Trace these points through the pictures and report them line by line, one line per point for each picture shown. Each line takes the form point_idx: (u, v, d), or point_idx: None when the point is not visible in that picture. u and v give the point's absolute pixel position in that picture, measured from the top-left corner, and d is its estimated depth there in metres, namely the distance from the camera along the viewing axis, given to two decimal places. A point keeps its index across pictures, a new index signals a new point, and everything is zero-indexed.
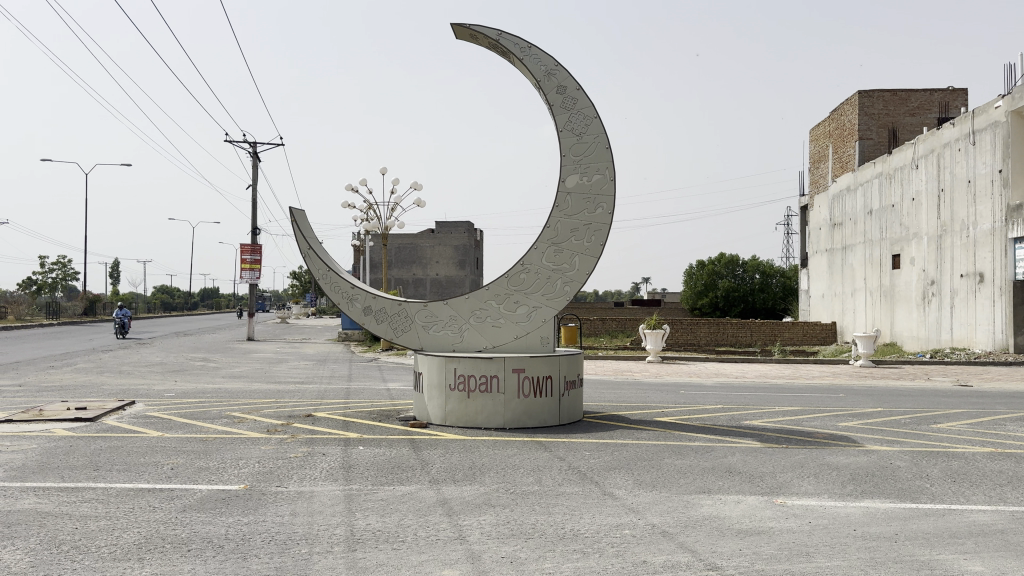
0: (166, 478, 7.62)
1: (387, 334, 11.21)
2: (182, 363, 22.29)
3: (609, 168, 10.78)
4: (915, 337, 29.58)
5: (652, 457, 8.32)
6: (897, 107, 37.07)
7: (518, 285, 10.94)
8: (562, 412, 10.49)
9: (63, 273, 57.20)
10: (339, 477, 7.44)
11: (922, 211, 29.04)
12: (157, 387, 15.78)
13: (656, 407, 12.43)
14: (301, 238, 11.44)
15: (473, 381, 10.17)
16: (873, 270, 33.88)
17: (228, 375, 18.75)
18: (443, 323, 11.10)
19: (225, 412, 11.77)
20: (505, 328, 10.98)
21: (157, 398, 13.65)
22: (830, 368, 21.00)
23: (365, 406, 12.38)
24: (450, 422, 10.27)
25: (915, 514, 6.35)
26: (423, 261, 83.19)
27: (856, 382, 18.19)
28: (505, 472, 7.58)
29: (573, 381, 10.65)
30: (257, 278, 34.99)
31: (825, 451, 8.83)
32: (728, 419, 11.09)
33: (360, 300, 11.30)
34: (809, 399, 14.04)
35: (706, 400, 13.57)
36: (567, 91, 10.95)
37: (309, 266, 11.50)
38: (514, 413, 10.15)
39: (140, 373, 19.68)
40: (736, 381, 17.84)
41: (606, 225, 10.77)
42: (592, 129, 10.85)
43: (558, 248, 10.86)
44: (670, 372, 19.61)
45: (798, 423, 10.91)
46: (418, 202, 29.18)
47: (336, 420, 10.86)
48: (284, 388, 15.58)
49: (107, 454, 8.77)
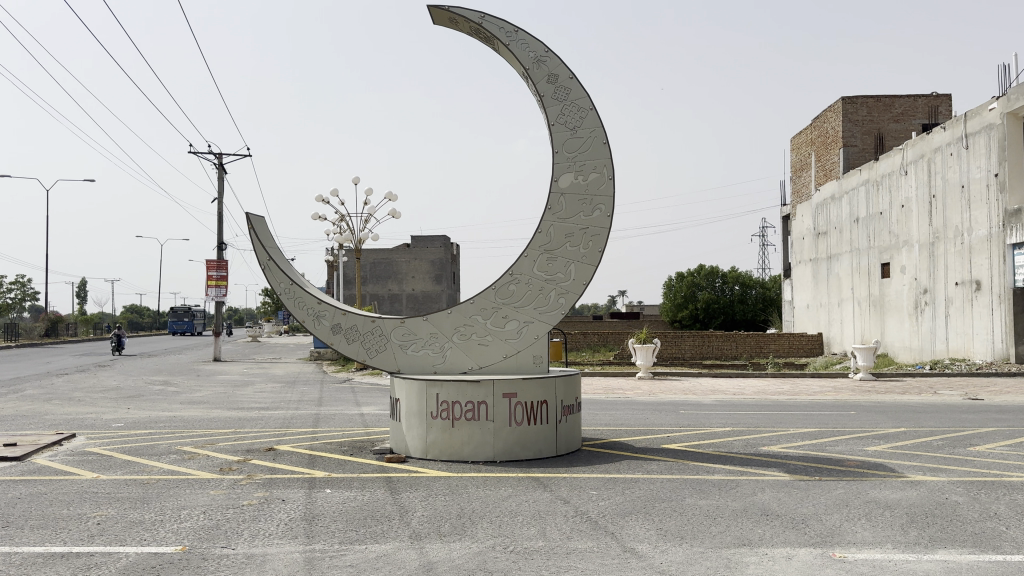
0: (89, 537, 6.24)
1: (358, 355, 9.90)
2: (139, 388, 20.70)
3: (607, 165, 9.62)
4: (908, 348, 28.74)
5: (672, 496, 7.10)
6: (881, 114, 36.47)
7: (507, 297, 9.71)
8: (559, 441, 9.24)
9: (21, 293, 54.70)
10: (299, 533, 6.13)
11: (913, 218, 28.32)
12: (105, 416, 14.29)
13: (659, 431, 11.19)
14: (260, 247, 10.11)
15: (458, 408, 8.89)
16: (861, 280, 33.06)
17: (187, 401, 17.24)
18: (423, 342, 9.83)
19: (175, 447, 10.36)
20: (492, 346, 9.74)
21: (100, 430, 12.17)
22: (829, 383, 19.92)
23: (335, 436, 11.03)
24: (433, 455, 8.98)
25: (1010, 570, 5.17)
26: (399, 276, 81.66)
27: (860, 397, 17.12)
28: (501, 521, 6.29)
29: (570, 407, 9.40)
30: (224, 294, 33.30)
31: (864, 484, 7.68)
32: (744, 446, 9.88)
33: (329, 317, 10.00)
34: (822, 419, 12.87)
35: (711, 422, 12.32)
36: (559, 80, 9.76)
37: (269, 279, 10.16)
38: (505, 444, 8.88)
39: (90, 399, 18.08)
40: (735, 398, 16.65)
41: (605, 229, 9.60)
42: (587, 122, 9.67)
43: (551, 255, 9.66)
44: (664, 389, 18.38)
45: (823, 449, 9.73)
46: (391, 213, 27.72)
47: (301, 455, 9.51)
48: (245, 415, 14.14)
49: (26, 504, 7.34)
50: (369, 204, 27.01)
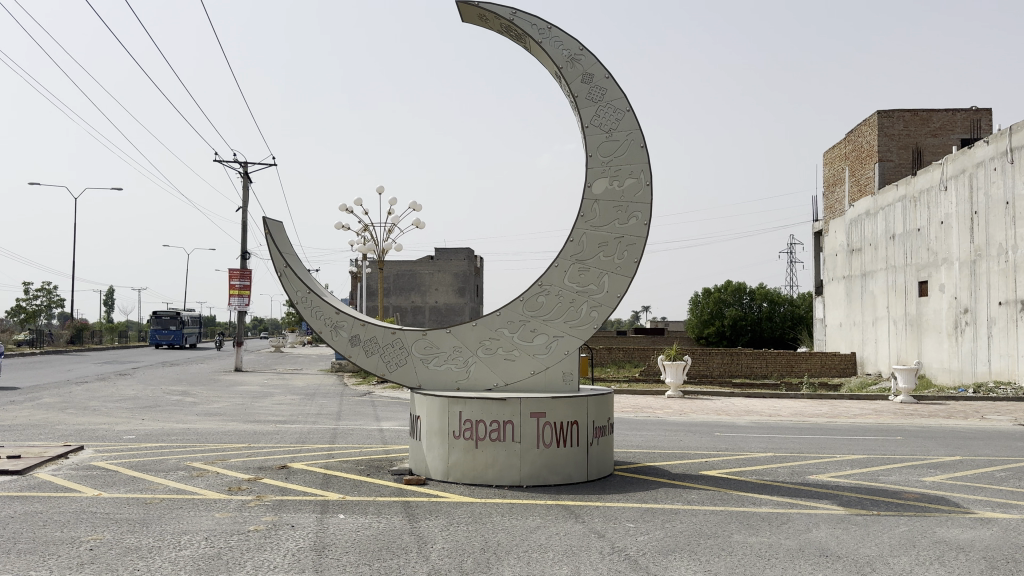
0: (78, 564, 5.70)
1: (377, 369, 9.34)
2: (157, 398, 20.30)
3: (644, 171, 9.01)
4: (946, 370, 27.71)
5: (717, 532, 6.46)
6: (918, 128, 35.50)
7: (535, 310, 9.12)
8: (590, 466, 8.58)
9: (48, 300, 54.92)
10: (306, 566, 5.54)
11: (952, 235, 27.37)
12: (118, 427, 13.85)
13: (696, 455, 10.51)
14: (276, 253, 9.57)
15: (482, 428, 8.29)
16: (896, 298, 32.09)
17: (203, 412, 16.76)
18: (445, 356, 9.25)
19: (184, 463, 9.84)
20: (519, 361, 9.14)
21: (111, 442, 11.72)
22: (869, 406, 19.01)
23: (352, 454, 10.46)
24: (454, 477, 8.38)
25: None
26: (422, 288, 81.42)
27: (904, 421, 16.24)
28: (530, 557, 5.67)
29: (602, 428, 8.75)
30: (246, 304, 32.98)
31: (930, 520, 6.99)
32: (790, 474, 9.17)
33: (347, 328, 9.46)
34: (869, 445, 12.07)
35: (750, 446, 11.59)
36: (594, 80, 9.18)
37: (286, 287, 9.61)
38: (532, 467, 8.26)
39: (106, 409, 17.68)
40: (772, 420, 15.86)
41: (642, 238, 8.98)
42: (624, 124, 9.08)
43: (583, 265, 9.06)
44: (695, 409, 17.61)
45: (877, 479, 9.00)
46: (416, 223, 27.23)
47: (314, 474, 8.95)
48: (261, 428, 13.62)
49: (17, 524, 6.84)
50: (393, 214, 26.53)
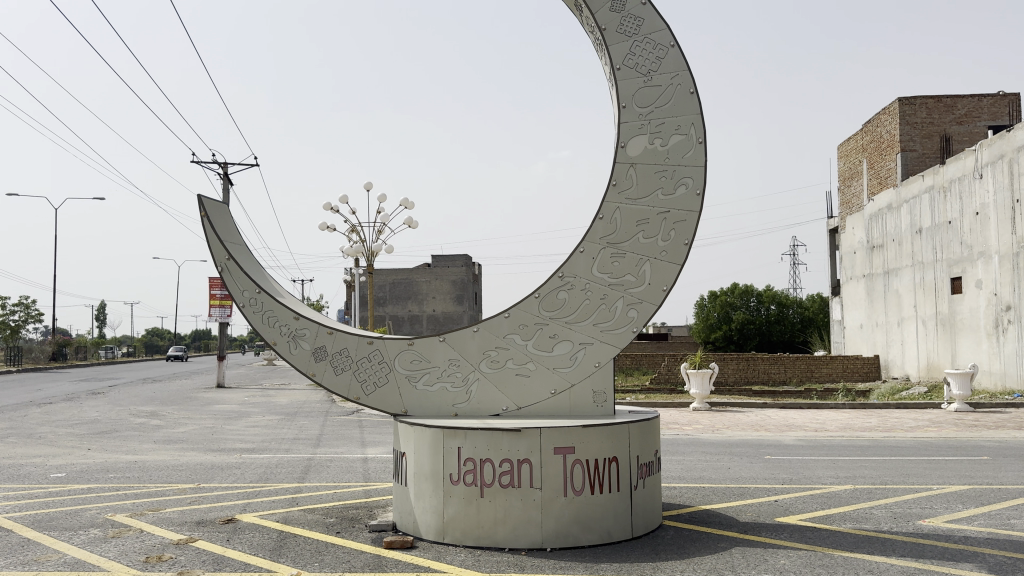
0: None
1: (351, 391, 7.16)
2: (119, 421, 17.96)
3: (695, 124, 6.84)
4: (987, 373, 25.51)
5: None
6: (942, 115, 33.46)
7: (554, 310, 6.95)
8: (634, 517, 6.38)
9: (26, 313, 52.40)
10: None
11: (990, 226, 25.29)
12: (50, 463, 11.53)
13: (759, 491, 8.29)
14: (217, 242, 7.33)
15: (488, 469, 6.11)
16: (925, 296, 29.93)
17: (161, 440, 14.43)
18: (438, 373, 7.08)
19: (105, 517, 7.58)
20: (534, 377, 6.97)
21: (30, 485, 9.47)
22: (923, 416, 16.78)
23: (322, 498, 8.21)
24: (452, 537, 6.19)
25: None
26: (419, 297, 79.17)
27: (971, 434, 13.99)
28: None
29: (648, 466, 6.57)
30: (228, 315, 30.72)
31: None
32: (894, 521, 6.97)
33: (310, 338, 7.27)
34: (960, 469, 9.84)
35: (820, 475, 9.34)
36: (627, 6, 7.00)
37: (228, 286, 7.35)
38: (559, 523, 6.06)
39: (54, 437, 15.34)
40: (822, 437, 13.63)
41: (694, 213, 6.81)
42: (668, 64, 6.92)
43: (617, 251, 6.89)
44: (730, 425, 15.38)
45: (1013, 525, 6.80)
46: (408, 222, 24.85)
47: (267, 534, 6.70)
48: (221, 460, 11.37)
49: None
50: (383, 213, 24.23)
